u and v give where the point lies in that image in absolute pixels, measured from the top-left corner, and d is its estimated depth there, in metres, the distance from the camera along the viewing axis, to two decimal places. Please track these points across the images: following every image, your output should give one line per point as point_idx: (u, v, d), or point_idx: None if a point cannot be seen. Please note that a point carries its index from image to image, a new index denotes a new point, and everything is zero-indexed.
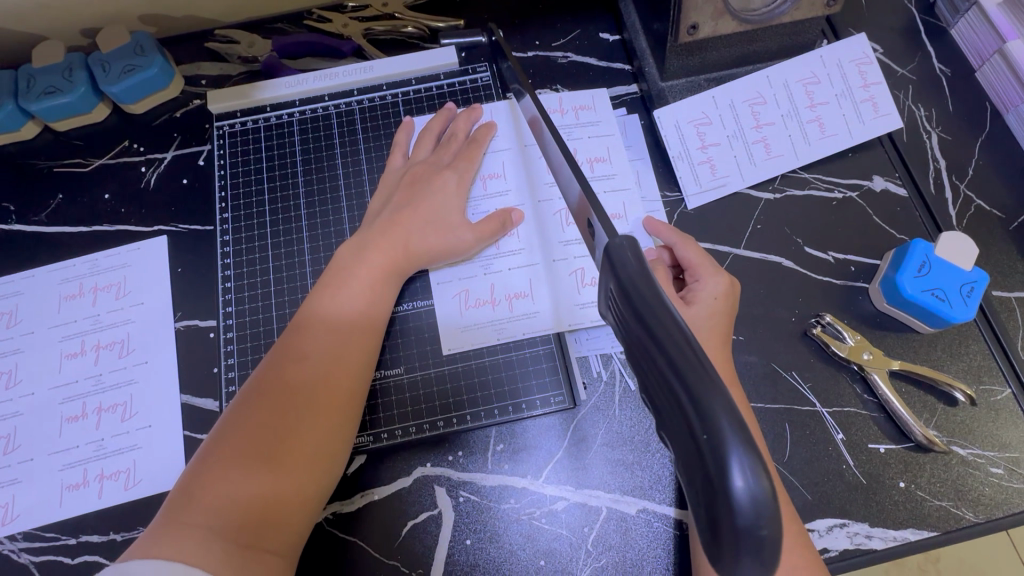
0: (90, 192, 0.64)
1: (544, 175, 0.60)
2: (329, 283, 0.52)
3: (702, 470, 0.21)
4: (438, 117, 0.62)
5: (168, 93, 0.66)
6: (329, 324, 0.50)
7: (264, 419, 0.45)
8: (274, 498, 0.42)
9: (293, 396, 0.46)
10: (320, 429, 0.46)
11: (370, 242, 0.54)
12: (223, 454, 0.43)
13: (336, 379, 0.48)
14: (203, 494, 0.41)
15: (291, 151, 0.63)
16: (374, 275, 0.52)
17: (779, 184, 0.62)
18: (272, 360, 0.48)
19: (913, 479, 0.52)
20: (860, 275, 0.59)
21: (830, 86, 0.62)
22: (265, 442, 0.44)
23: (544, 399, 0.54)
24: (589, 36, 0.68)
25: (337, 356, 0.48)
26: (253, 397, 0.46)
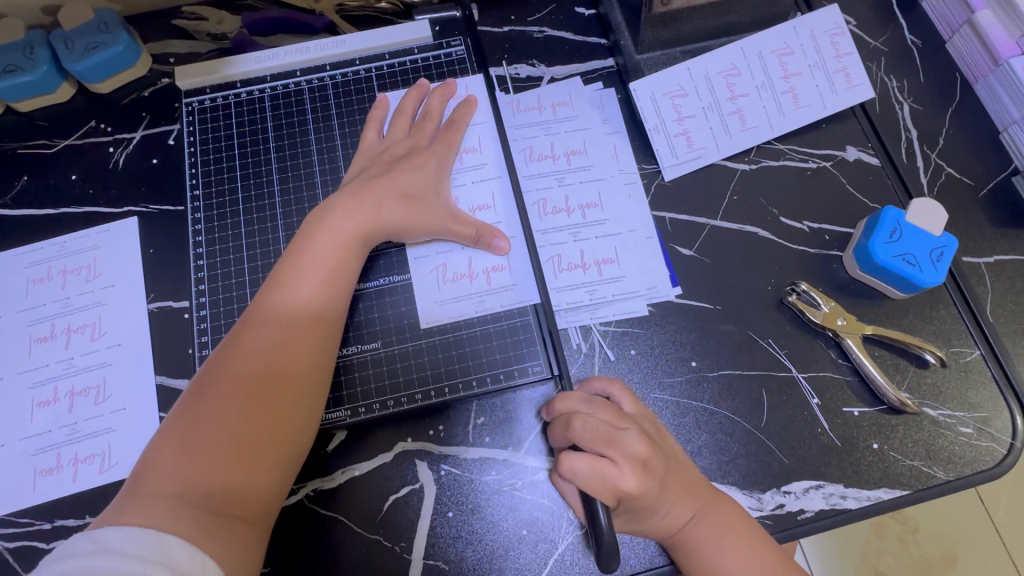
0: (56, 173, 0.62)
1: (523, 167, 0.61)
2: (291, 256, 0.51)
3: None
4: (412, 93, 0.60)
5: (136, 72, 0.65)
6: (285, 296, 0.49)
7: (226, 393, 0.44)
8: (242, 468, 0.42)
9: (255, 370, 0.46)
10: (285, 399, 0.46)
11: (336, 209, 0.53)
12: (187, 428, 0.43)
13: (299, 349, 0.48)
14: (166, 466, 0.41)
15: (263, 127, 0.62)
16: (335, 246, 0.52)
17: (755, 155, 0.62)
18: (231, 336, 0.48)
19: (886, 440, 0.53)
20: (834, 243, 0.59)
21: (804, 57, 0.62)
22: (228, 416, 0.43)
23: (523, 369, 0.55)
24: (565, 11, 0.67)
25: (299, 328, 0.48)
26: (215, 372, 0.46)
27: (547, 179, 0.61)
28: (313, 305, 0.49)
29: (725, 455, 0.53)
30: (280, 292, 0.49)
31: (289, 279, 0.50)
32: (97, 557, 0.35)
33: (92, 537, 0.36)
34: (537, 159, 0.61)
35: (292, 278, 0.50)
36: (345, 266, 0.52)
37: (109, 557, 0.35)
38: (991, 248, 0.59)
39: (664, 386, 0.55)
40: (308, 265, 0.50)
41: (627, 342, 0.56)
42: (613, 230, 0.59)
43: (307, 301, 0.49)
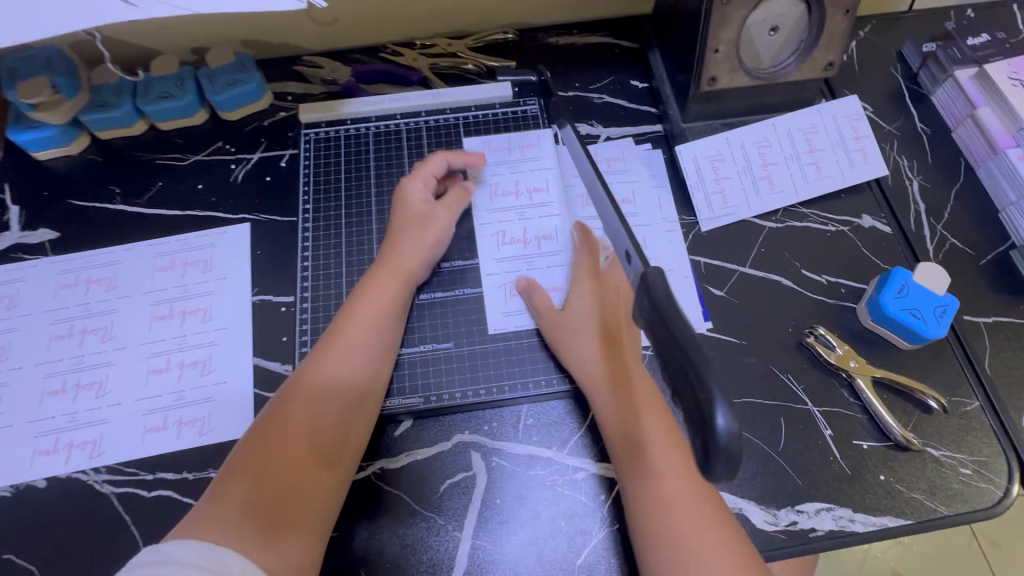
0: (186, 182, 0.74)
1: (582, 209, 0.70)
2: (343, 314, 0.61)
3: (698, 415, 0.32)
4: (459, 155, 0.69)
5: (259, 105, 0.78)
6: (336, 348, 0.58)
7: (285, 429, 0.54)
8: (298, 504, 0.51)
9: (304, 425, 0.54)
10: (327, 449, 0.54)
11: (382, 273, 0.62)
12: (250, 462, 0.51)
13: (345, 393, 0.57)
14: (234, 489, 0.50)
15: (366, 157, 0.72)
16: (382, 305, 0.61)
17: (781, 216, 0.71)
18: (282, 395, 0.56)
19: (892, 473, 0.59)
20: (849, 295, 0.67)
21: (826, 136, 0.72)
22: (285, 464, 0.52)
23: (573, 376, 0.63)
24: (621, 82, 0.81)
25: (342, 389, 0.57)
26: (270, 426, 0.54)
27: None
28: (353, 368, 0.58)
29: (745, 474, 0.59)
30: (326, 359, 0.58)
31: (337, 346, 0.58)
32: (160, 564, 0.42)
33: (158, 548, 0.44)
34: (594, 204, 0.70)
35: (336, 346, 0.58)
36: (388, 322, 0.61)
37: (169, 563, 0.42)
38: (991, 311, 0.66)
39: None
40: (358, 320, 0.60)
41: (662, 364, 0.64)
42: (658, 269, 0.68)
43: (349, 364, 0.58)
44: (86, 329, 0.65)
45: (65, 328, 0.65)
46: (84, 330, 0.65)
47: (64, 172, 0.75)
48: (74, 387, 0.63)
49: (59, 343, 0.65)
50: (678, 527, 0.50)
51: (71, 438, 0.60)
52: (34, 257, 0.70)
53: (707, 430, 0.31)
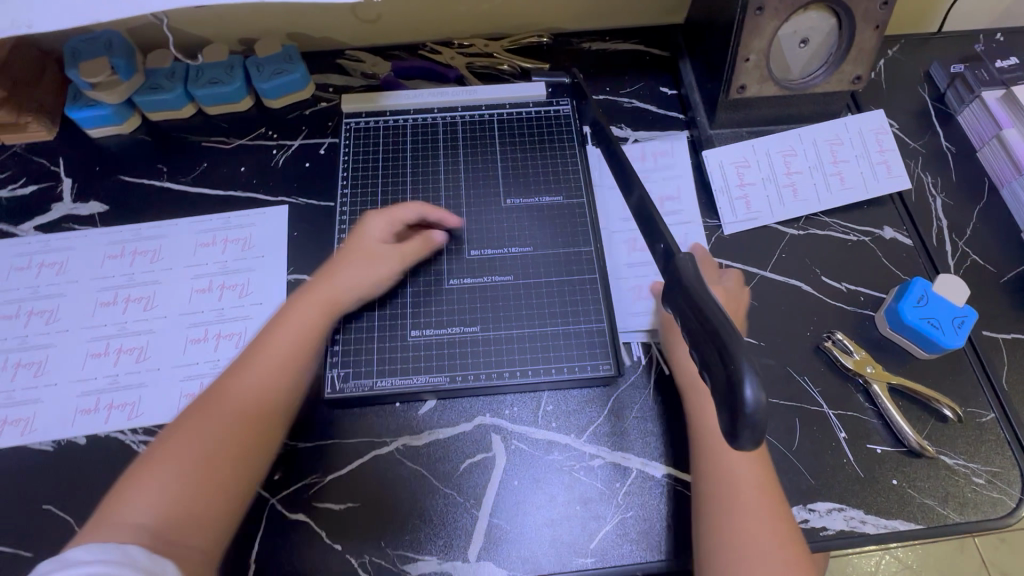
0: (230, 164, 0.78)
1: (618, 212, 0.71)
2: (263, 336, 0.58)
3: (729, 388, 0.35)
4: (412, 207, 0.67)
5: (302, 95, 0.81)
6: (248, 368, 0.56)
7: (191, 445, 0.50)
8: (181, 529, 0.47)
9: (202, 446, 0.50)
10: (226, 473, 0.51)
11: (307, 296, 0.60)
12: (148, 479, 0.48)
13: (257, 412, 0.54)
14: (128, 508, 0.47)
15: (403, 147, 0.74)
16: (307, 327, 0.59)
17: (803, 224, 0.73)
18: (187, 411, 0.53)
19: (905, 478, 0.60)
20: (868, 304, 0.69)
21: (851, 148, 0.74)
22: (177, 484, 0.48)
23: (595, 365, 0.62)
24: (651, 89, 0.83)
25: (255, 407, 0.54)
26: (168, 444, 0.50)
27: None
28: (263, 391, 0.55)
29: None
30: (240, 378, 0.55)
31: (252, 364, 0.56)
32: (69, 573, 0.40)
33: (59, 559, 0.41)
34: None
35: (251, 364, 0.56)
36: (309, 343, 0.59)
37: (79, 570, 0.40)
38: (1010, 327, 0.67)
39: None
40: (277, 340, 0.57)
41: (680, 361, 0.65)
42: None
43: (263, 385, 0.55)
44: (130, 297, 0.68)
45: (110, 295, 0.68)
46: (128, 298, 0.68)
47: (115, 149, 0.79)
48: (116, 351, 0.66)
49: (104, 309, 0.68)
50: (745, 528, 0.51)
51: (112, 399, 0.63)
52: (84, 227, 0.73)
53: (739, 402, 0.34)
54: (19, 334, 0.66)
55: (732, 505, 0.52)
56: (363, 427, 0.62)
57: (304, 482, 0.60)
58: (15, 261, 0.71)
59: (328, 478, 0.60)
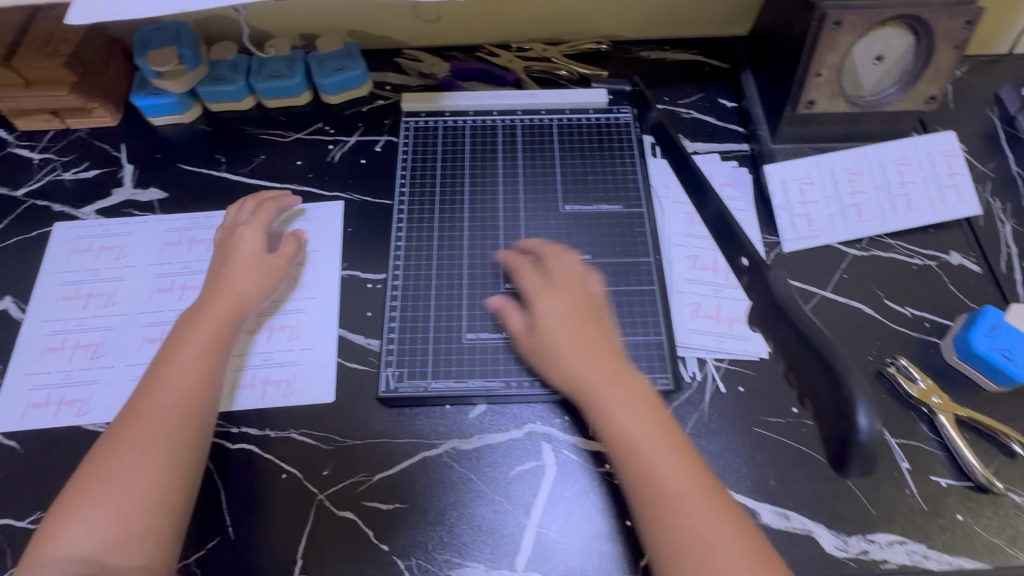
0: (286, 157, 0.78)
1: (686, 229, 0.70)
2: (173, 342, 0.59)
3: (845, 416, 0.48)
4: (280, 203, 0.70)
5: (359, 92, 0.82)
6: (157, 374, 0.56)
7: (106, 459, 0.52)
8: (117, 551, 0.48)
9: (125, 470, 0.51)
10: (153, 480, 0.51)
11: (207, 297, 0.62)
12: (75, 499, 0.50)
13: (172, 413, 0.54)
14: (65, 528, 0.49)
15: (462, 148, 0.74)
16: (211, 326, 0.59)
17: (866, 245, 0.71)
18: (109, 432, 0.54)
19: (970, 514, 0.58)
20: (933, 330, 0.66)
21: (919, 170, 0.72)
22: (107, 503, 0.50)
23: (653, 378, 0.62)
24: (710, 100, 0.82)
25: (170, 410, 0.54)
26: (93, 471, 0.51)
27: (702, 240, 0.69)
28: (174, 403, 0.55)
29: (816, 497, 0.58)
30: (146, 397, 0.55)
31: (164, 370, 0.56)
32: None
33: None
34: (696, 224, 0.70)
35: (165, 370, 0.56)
36: (218, 340, 0.59)
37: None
38: None
39: (765, 422, 0.62)
40: (185, 343, 0.58)
41: (737, 379, 0.63)
42: None
43: (174, 400, 0.55)
44: (186, 285, 0.69)
45: (167, 282, 0.69)
46: (184, 285, 0.69)
47: (175, 138, 0.80)
48: None
49: (160, 295, 0.68)
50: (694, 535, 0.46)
51: None
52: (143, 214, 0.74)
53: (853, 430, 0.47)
54: (78, 316, 0.67)
55: (671, 505, 0.48)
56: (413, 428, 0.62)
57: (352, 480, 0.60)
58: (76, 244, 0.72)
59: (376, 478, 0.60)
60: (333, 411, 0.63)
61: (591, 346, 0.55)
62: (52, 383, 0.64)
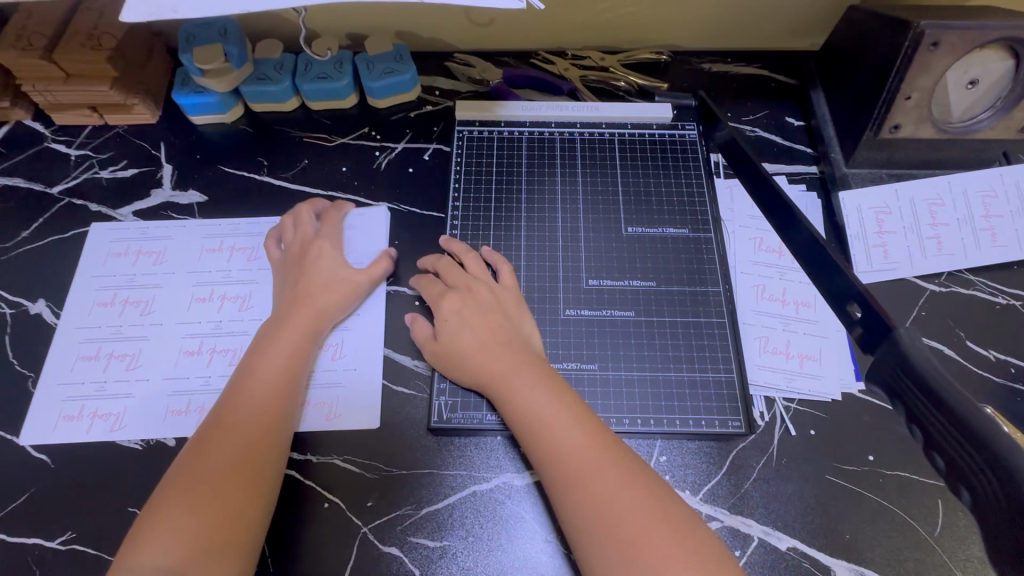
0: (330, 163, 0.75)
1: (753, 256, 0.66)
2: (261, 346, 0.57)
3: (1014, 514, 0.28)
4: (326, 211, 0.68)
5: (408, 96, 0.78)
6: (249, 378, 0.55)
7: (198, 462, 0.49)
8: (199, 571, 0.44)
9: (210, 481, 0.48)
10: (243, 488, 0.49)
11: (291, 302, 0.60)
12: (165, 504, 0.47)
13: (265, 420, 0.53)
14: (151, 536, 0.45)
15: (518, 161, 0.71)
16: (299, 332, 0.58)
17: (945, 280, 0.67)
18: (198, 435, 0.51)
19: None
20: (1019, 377, 0.62)
21: (1006, 202, 0.67)
22: (197, 508, 0.47)
23: (721, 420, 0.58)
24: (775, 118, 0.77)
25: (261, 416, 0.53)
26: (180, 476, 0.48)
27: (770, 269, 0.65)
28: (266, 409, 0.53)
29: (895, 555, 0.54)
30: (230, 405, 0.53)
31: (257, 374, 0.55)
32: None
33: None
34: (765, 251, 0.66)
35: (256, 374, 0.55)
36: (305, 348, 0.58)
37: None
38: None
39: (838, 469, 0.57)
40: (274, 347, 0.57)
41: (807, 421, 0.59)
42: (821, 331, 0.62)
43: (259, 408, 0.53)
44: (225, 296, 0.66)
45: (206, 291, 0.66)
46: (224, 296, 0.66)
47: (215, 139, 0.77)
48: (210, 351, 0.63)
49: (200, 305, 0.65)
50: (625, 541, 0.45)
51: (203, 402, 0.60)
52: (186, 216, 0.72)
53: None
54: (113, 324, 0.65)
55: (605, 515, 0.46)
56: (463, 460, 0.58)
57: (398, 514, 0.56)
58: (112, 247, 0.69)
59: (424, 511, 0.56)
60: (379, 436, 0.60)
61: (489, 342, 0.56)
62: (86, 395, 0.61)
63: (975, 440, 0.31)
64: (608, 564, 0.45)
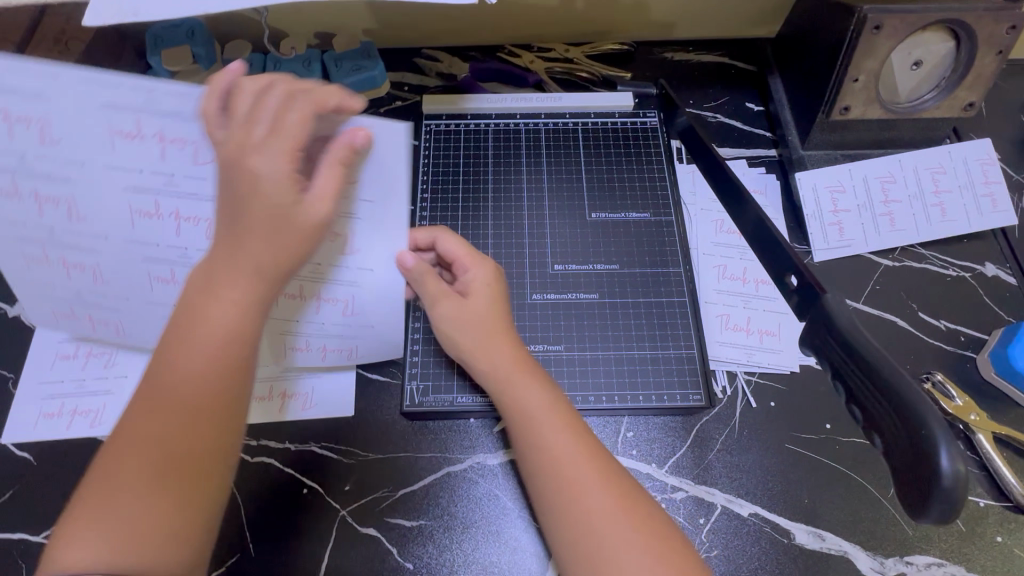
0: None
1: (714, 238, 0.69)
2: (187, 308, 0.44)
3: (918, 458, 0.34)
4: (212, 90, 0.45)
5: (377, 92, 0.79)
6: (178, 341, 0.44)
7: (132, 440, 0.42)
8: (141, 559, 0.40)
9: (159, 444, 0.42)
10: (196, 458, 0.43)
11: (216, 249, 0.45)
12: (97, 497, 0.41)
13: (207, 375, 0.43)
14: (87, 531, 0.41)
15: (484, 152, 0.72)
16: (247, 280, 0.44)
17: (898, 255, 0.69)
18: (131, 408, 0.44)
19: (1009, 536, 0.56)
20: (970, 345, 0.65)
21: (954, 178, 0.70)
22: (137, 495, 0.41)
23: (684, 395, 0.60)
24: (736, 103, 0.80)
25: (206, 374, 0.43)
26: (113, 461, 0.42)
27: (731, 250, 0.68)
28: (212, 362, 0.43)
29: (851, 516, 0.57)
30: (166, 366, 0.43)
31: (189, 335, 0.44)
32: None
33: None
34: (725, 232, 0.69)
35: (187, 336, 0.44)
36: (258, 297, 0.45)
37: None
38: None
39: (798, 438, 0.60)
40: (207, 306, 0.44)
41: (768, 394, 0.62)
42: (780, 307, 0.65)
43: (206, 369, 0.43)
44: None
45: (151, 205, 0.51)
46: None
47: None
48: None
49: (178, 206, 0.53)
50: (602, 539, 0.45)
51: None
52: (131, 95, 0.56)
53: (931, 474, 0.34)
54: None
55: (586, 509, 0.46)
56: (438, 442, 0.60)
57: (376, 495, 0.58)
58: None
59: (400, 493, 0.58)
60: (356, 424, 0.61)
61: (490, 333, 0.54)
62: (66, 393, 0.62)
63: (893, 401, 0.36)
64: (573, 551, 0.46)
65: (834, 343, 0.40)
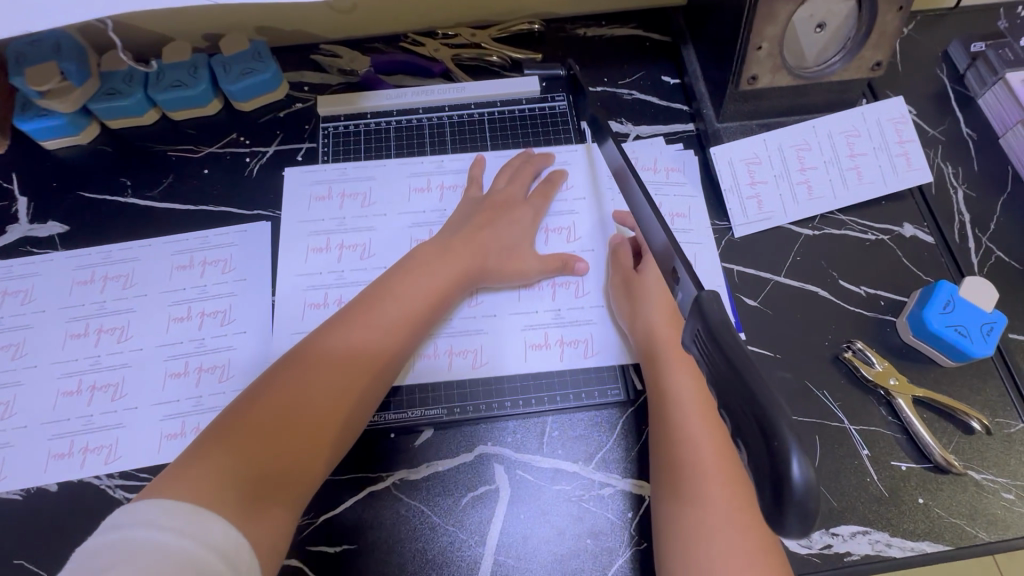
0: (199, 175, 0.72)
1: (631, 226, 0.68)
2: (382, 294, 0.55)
3: (771, 467, 0.30)
4: (518, 162, 0.69)
5: (274, 96, 0.75)
6: (371, 320, 0.53)
7: (295, 380, 0.48)
8: (257, 493, 0.42)
9: (324, 391, 0.48)
10: (332, 421, 0.48)
11: (436, 263, 0.59)
12: (240, 421, 0.45)
13: (371, 358, 0.51)
14: (225, 445, 0.43)
15: (387, 152, 0.71)
16: (428, 291, 0.57)
17: (818, 223, 0.68)
18: (303, 354, 0.50)
19: (931, 497, 0.57)
20: (889, 308, 0.65)
21: (869, 140, 0.69)
22: (283, 426, 0.45)
23: (602, 390, 0.61)
24: (651, 78, 0.77)
25: (373, 353, 0.52)
26: (278, 390, 0.47)
27: None
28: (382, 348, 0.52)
29: None
30: (342, 331, 0.52)
31: (372, 314, 0.53)
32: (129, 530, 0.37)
33: (129, 512, 0.38)
34: None
35: (370, 314, 0.53)
36: (429, 312, 0.57)
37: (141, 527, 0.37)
38: None
39: None
40: (394, 302, 0.55)
41: None
42: None
43: (374, 346, 0.52)
44: (102, 328, 0.63)
45: (324, 190, 0.70)
46: (100, 329, 0.63)
47: (72, 163, 0.72)
48: (89, 389, 0.61)
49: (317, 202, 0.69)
50: (704, 520, 0.46)
51: (87, 441, 0.59)
52: None
53: (782, 483, 0.29)
54: None
55: (698, 484, 0.48)
56: (357, 462, 0.58)
57: None
58: None
59: (321, 519, 0.56)
60: None
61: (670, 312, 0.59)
62: None
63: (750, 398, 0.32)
64: (680, 524, 0.47)
65: (703, 342, 0.36)
